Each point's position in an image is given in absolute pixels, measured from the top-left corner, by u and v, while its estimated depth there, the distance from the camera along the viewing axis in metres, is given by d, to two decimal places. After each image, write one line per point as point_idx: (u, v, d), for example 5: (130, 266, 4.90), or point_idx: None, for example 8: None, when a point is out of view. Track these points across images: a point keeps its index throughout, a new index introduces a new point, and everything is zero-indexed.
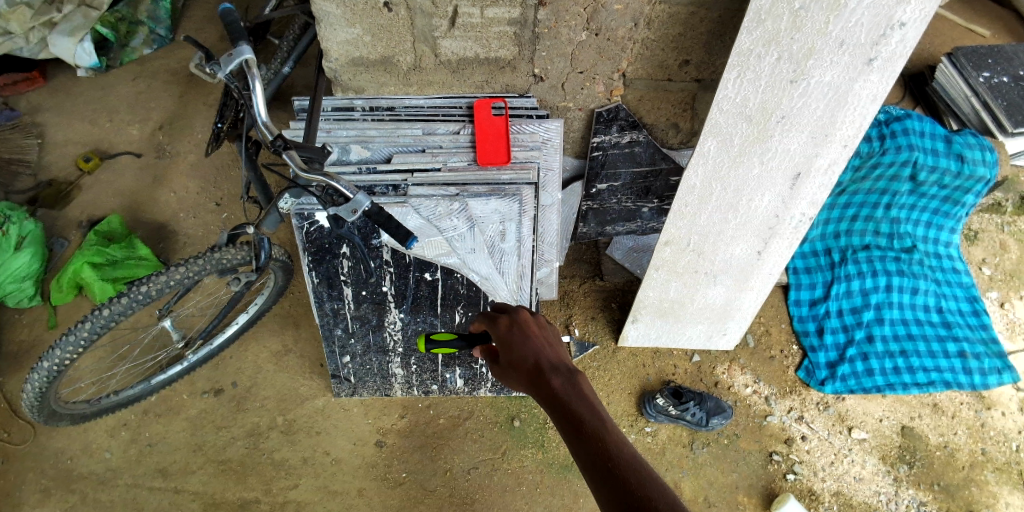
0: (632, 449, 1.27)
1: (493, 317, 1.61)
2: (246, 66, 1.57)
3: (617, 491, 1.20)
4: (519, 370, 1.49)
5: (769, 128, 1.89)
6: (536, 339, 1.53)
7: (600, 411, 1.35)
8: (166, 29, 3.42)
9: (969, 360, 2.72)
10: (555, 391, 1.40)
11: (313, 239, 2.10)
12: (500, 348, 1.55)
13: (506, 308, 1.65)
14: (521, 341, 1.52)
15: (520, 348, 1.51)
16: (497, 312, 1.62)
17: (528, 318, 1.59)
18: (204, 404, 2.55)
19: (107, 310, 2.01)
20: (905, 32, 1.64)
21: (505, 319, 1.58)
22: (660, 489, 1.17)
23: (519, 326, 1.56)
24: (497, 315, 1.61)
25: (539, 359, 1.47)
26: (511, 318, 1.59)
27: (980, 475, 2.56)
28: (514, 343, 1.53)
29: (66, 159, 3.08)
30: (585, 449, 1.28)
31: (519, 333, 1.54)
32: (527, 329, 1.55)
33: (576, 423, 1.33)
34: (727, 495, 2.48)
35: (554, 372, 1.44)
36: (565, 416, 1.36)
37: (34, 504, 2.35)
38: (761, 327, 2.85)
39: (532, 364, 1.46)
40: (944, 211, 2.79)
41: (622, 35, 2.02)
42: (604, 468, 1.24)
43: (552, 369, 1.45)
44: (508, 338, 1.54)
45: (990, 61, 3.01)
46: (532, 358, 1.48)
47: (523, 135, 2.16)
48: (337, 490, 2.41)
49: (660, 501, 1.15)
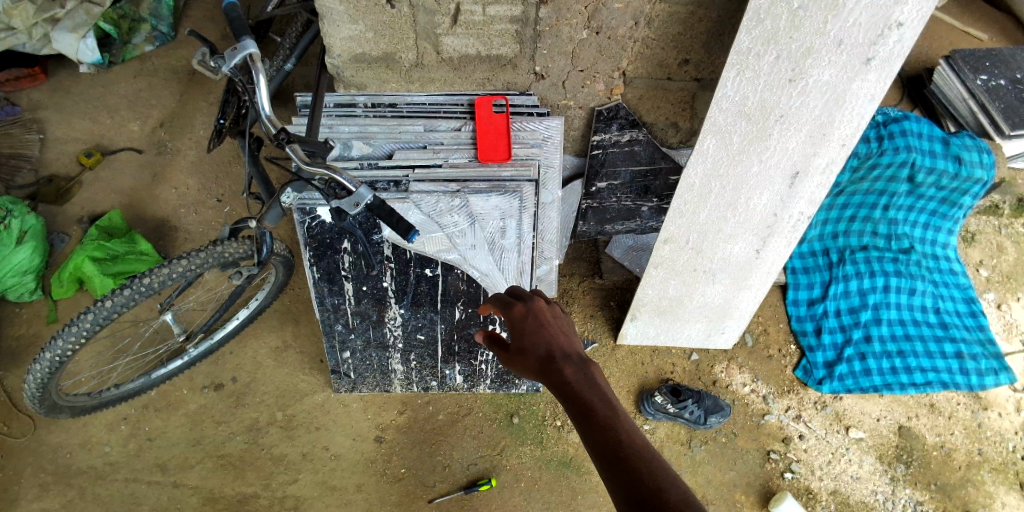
0: (643, 439, 1.28)
1: (505, 302, 1.59)
2: (251, 60, 1.59)
3: (628, 481, 1.20)
4: (530, 358, 1.49)
5: (767, 127, 1.91)
6: (549, 326, 1.53)
7: (612, 402, 1.36)
8: (168, 27, 3.40)
9: (965, 360, 2.73)
10: (567, 380, 1.41)
11: (315, 234, 2.11)
12: (512, 335, 1.54)
13: (519, 294, 1.62)
14: (534, 329, 1.52)
15: (533, 336, 1.50)
16: (510, 297, 1.61)
17: (543, 305, 1.57)
18: (203, 399, 2.56)
19: (110, 302, 2.02)
20: (903, 32, 1.65)
21: (519, 306, 1.57)
22: (672, 481, 1.18)
23: (534, 313, 1.54)
24: (510, 300, 1.59)
25: (552, 348, 1.47)
26: (526, 305, 1.57)
27: (977, 476, 2.57)
28: (527, 330, 1.52)
29: (68, 155, 3.10)
30: (596, 439, 1.29)
31: (531, 320, 1.53)
32: (542, 317, 1.54)
33: (588, 412, 1.34)
34: (724, 493, 2.49)
35: (566, 361, 1.44)
36: (577, 406, 1.37)
37: (32, 498, 2.35)
38: (759, 327, 2.86)
39: (544, 352, 1.47)
40: (941, 212, 2.80)
41: (622, 33, 2.03)
42: (615, 458, 1.24)
43: (564, 358, 1.45)
44: (521, 326, 1.53)
45: (988, 64, 3.03)
46: (545, 346, 1.48)
47: (523, 133, 2.19)
48: (336, 486, 2.42)
49: (671, 492, 1.16)
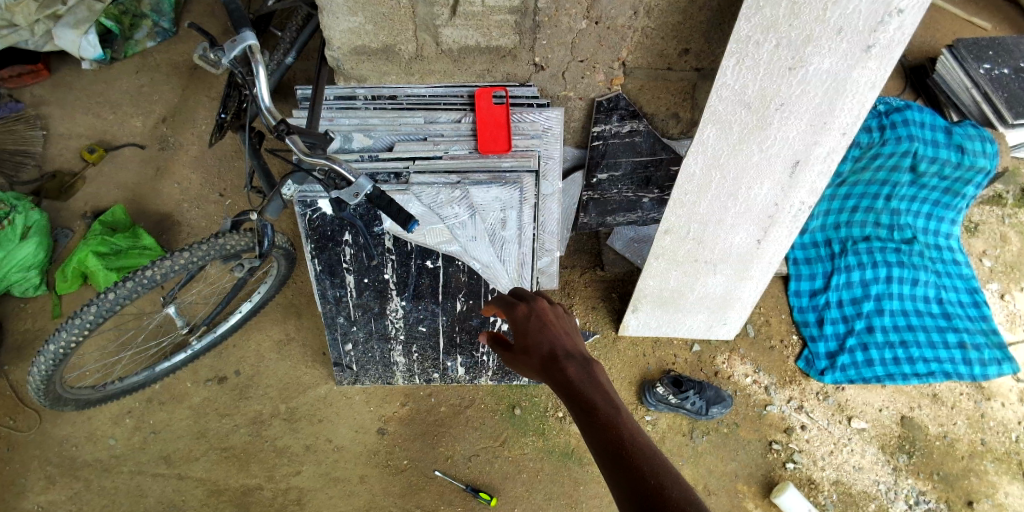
0: (646, 438, 1.27)
1: (509, 303, 1.60)
2: (251, 53, 1.60)
3: (629, 479, 1.19)
4: (533, 357, 1.48)
5: (768, 116, 1.90)
6: (552, 326, 1.53)
7: (614, 399, 1.35)
8: (169, 22, 3.40)
9: (968, 350, 2.72)
10: (569, 378, 1.40)
11: (316, 227, 2.11)
12: (516, 335, 1.54)
13: (523, 296, 1.63)
14: (537, 328, 1.51)
15: (536, 335, 1.50)
16: (515, 298, 1.61)
17: (546, 307, 1.58)
18: (207, 392, 2.57)
19: (113, 294, 2.03)
20: (903, 19, 1.65)
21: (523, 306, 1.57)
22: (675, 479, 1.17)
23: (537, 314, 1.55)
24: (514, 302, 1.60)
25: (554, 347, 1.47)
26: (529, 306, 1.57)
27: (980, 465, 2.57)
28: (530, 329, 1.52)
29: (70, 151, 3.11)
30: (598, 436, 1.27)
31: (535, 320, 1.54)
32: (545, 318, 1.54)
33: (589, 409, 1.33)
34: (726, 484, 2.49)
35: (568, 359, 1.44)
36: (580, 405, 1.35)
37: (38, 490, 2.38)
38: (761, 318, 2.86)
39: (547, 351, 1.47)
40: (944, 202, 2.79)
41: (622, 23, 2.03)
42: (617, 455, 1.23)
43: (567, 356, 1.45)
44: (524, 326, 1.53)
45: (991, 53, 3.01)
46: (547, 345, 1.48)
47: (524, 123, 2.18)
48: (339, 477, 2.43)
49: (673, 490, 1.15)
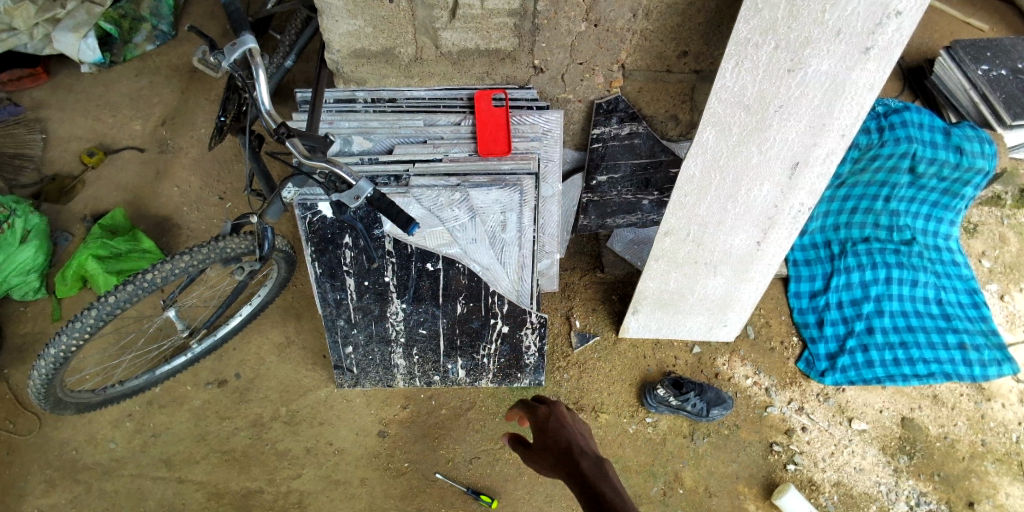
0: None
1: (530, 406, 1.63)
2: (251, 56, 1.60)
3: None
4: (549, 454, 1.50)
5: (767, 118, 1.91)
6: (569, 427, 1.55)
7: (626, 495, 1.36)
8: (168, 25, 3.40)
9: (968, 351, 2.72)
10: (584, 473, 1.41)
11: (316, 230, 2.11)
12: (533, 435, 1.57)
13: (543, 399, 1.67)
14: (555, 428, 1.54)
15: (554, 434, 1.53)
16: (535, 402, 1.65)
17: (565, 411, 1.61)
18: (207, 395, 2.57)
19: (113, 297, 2.03)
20: (902, 21, 1.65)
21: (543, 408, 1.61)
22: None
23: (556, 415, 1.58)
24: (534, 404, 1.64)
25: (571, 444, 1.49)
26: (549, 408, 1.61)
27: (980, 466, 2.57)
28: (548, 429, 1.55)
29: (70, 154, 3.11)
30: None
31: (553, 421, 1.57)
32: (563, 419, 1.57)
33: (602, 504, 1.34)
34: (727, 485, 2.48)
35: (583, 456, 1.46)
36: (593, 500, 1.36)
37: (38, 494, 2.37)
38: (761, 319, 2.86)
39: (563, 448, 1.49)
40: (943, 203, 2.79)
41: (621, 25, 2.04)
42: None
43: (583, 453, 1.47)
44: (542, 426, 1.56)
45: (989, 54, 3.02)
46: (564, 442, 1.50)
47: (523, 126, 2.18)
48: (340, 480, 2.43)
49: None
